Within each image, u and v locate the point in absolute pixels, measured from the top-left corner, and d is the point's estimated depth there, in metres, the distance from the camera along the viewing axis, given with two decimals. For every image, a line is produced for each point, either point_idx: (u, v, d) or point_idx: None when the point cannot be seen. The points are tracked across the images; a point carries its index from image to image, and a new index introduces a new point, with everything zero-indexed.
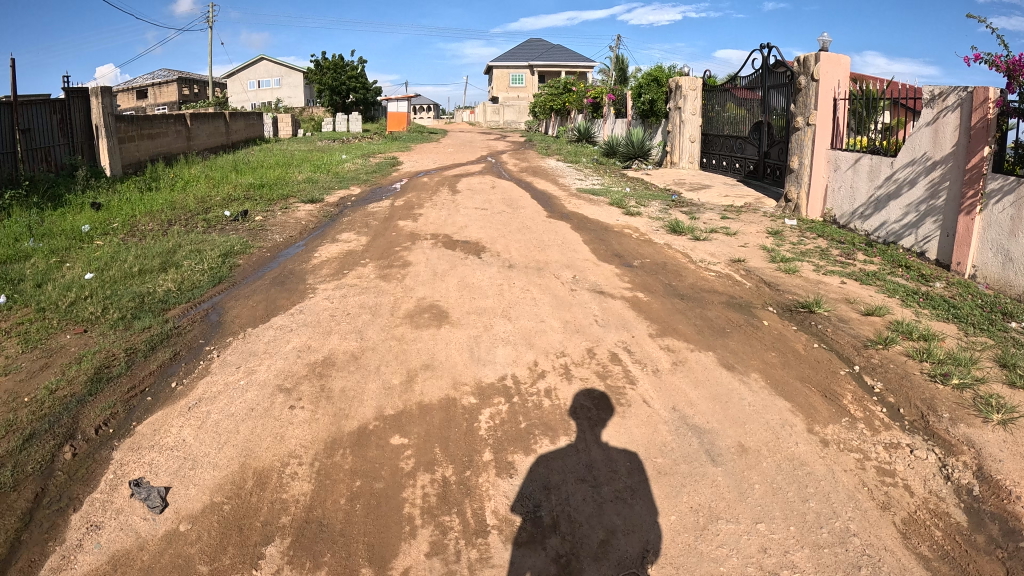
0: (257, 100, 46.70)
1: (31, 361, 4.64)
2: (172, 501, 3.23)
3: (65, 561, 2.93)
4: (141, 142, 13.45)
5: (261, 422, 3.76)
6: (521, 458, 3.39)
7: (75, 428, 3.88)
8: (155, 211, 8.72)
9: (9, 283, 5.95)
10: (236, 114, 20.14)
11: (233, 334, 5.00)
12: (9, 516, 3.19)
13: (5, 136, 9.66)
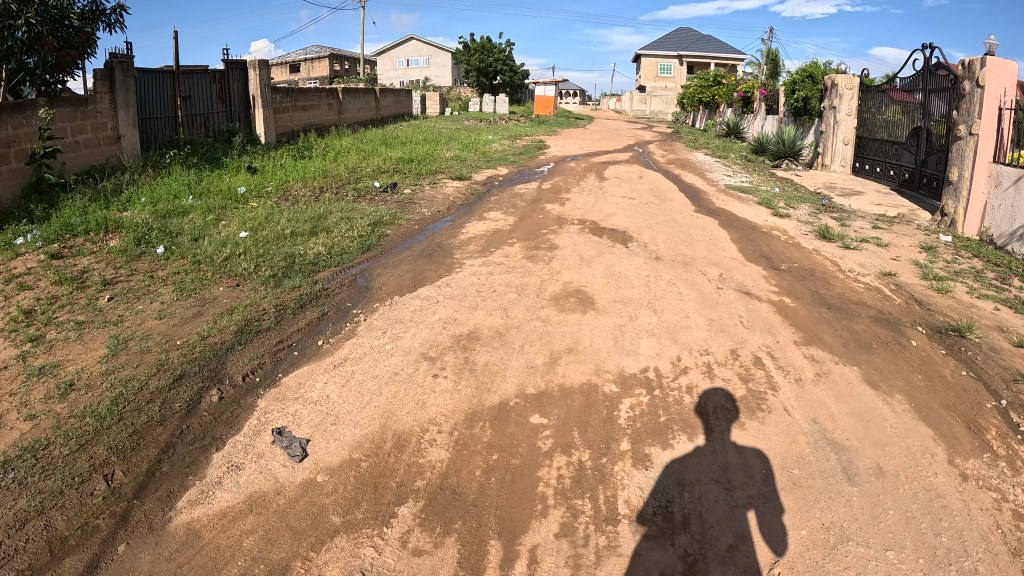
0: (405, 79, 48.27)
1: (186, 308, 5.01)
2: (312, 452, 3.41)
3: (204, 495, 3.18)
4: (295, 114, 14.23)
5: (404, 387, 3.89)
6: (657, 452, 3.35)
7: (222, 373, 4.15)
8: (307, 178, 9.19)
9: (168, 235, 6.44)
10: (388, 90, 20.93)
11: (380, 300, 5.20)
12: (152, 448, 3.49)
13: (169, 102, 10.43)
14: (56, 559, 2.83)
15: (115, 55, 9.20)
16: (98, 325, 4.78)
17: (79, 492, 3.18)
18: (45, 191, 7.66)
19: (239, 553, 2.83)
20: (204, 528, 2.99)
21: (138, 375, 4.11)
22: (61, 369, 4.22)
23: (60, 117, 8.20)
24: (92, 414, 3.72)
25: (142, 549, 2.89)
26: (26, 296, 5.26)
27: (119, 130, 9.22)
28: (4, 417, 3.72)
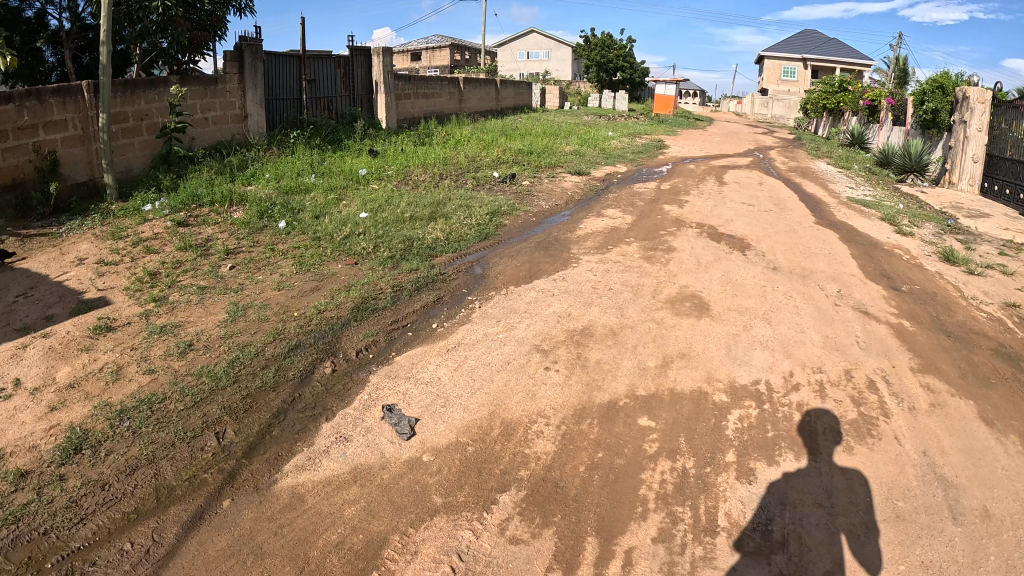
0: (524, 71, 48.54)
1: (304, 282, 5.22)
2: (419, 432, 3.52)
3: (310, 462, 3.34)
4: (417, 100, 14.59)
5: (514, 377, 3.97)
6: (763, 468, 3.26)
7: (336, 347, 4.32)
8: (427, 164, 9.42)
9: (290, 211, 6.74)
10: (510, 81, 21.19)
11: (495, 288, 5.29)
12: (265, 412, 3.70)
13: (294, 85, 10.91)
14: (161, 507, 3.09)
15: (245, 38, 9.67)
16: (219, 291, 5.06)
17: (191, 447, 3.43)
18: (172, 162, 8.26)
19: (340, 522, 2.97)
20: (308, 493, 3.15)
21: (256, 340, 4.33)
22: (182, 329, 4.53)
23: (191, 95, 8.73)
24: (208, 373, 3.99)
25: (246, 506, 3.10)
26: (153, 259, 5.67)
27: (246, 109, 9.72)
28: (126, 368, 4.09)
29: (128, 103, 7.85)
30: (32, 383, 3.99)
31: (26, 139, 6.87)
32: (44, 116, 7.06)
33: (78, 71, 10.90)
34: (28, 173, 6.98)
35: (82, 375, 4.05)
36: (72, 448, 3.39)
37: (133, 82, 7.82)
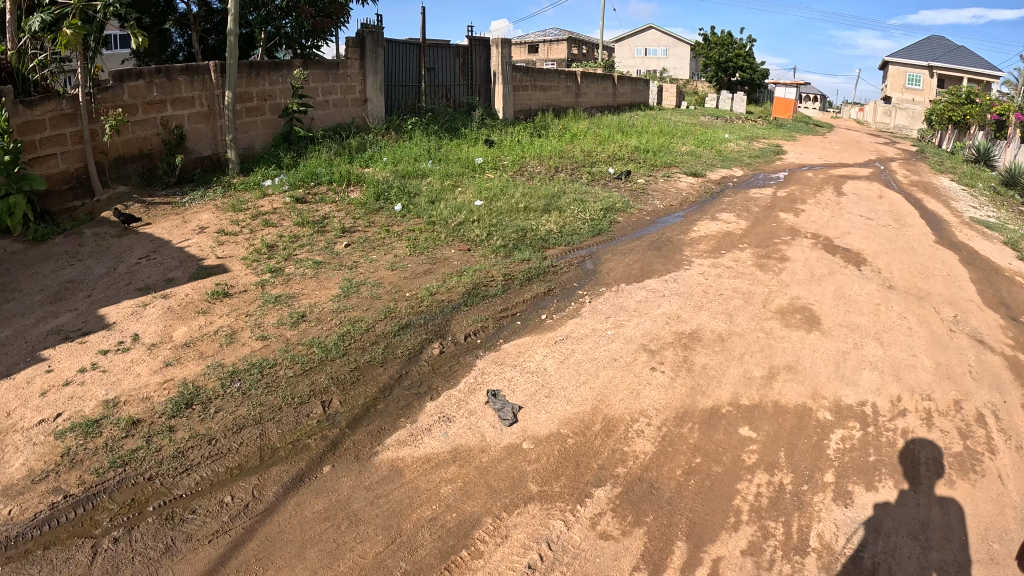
0: (642, 67, 47.80)
1: (417, 265, 5.40)
2: (522, 420, 3.62)
3: (412, 438, 3.50)
4: (534, 93, 14.71)
5: (620, 374, 4.01)
6: (861, 492, 3.13)
7: (446, 329, 4.48)
8: (543, 157, 9.51)
9: (408, 195, 6.97)
10: (627, 77, 20.98)
11: (605, 285, 5.31)
12: (372, 385, 3.89)
13: (413, 73, 11.24)
14: (263, 466, 3.35)
15: (367, 26, 10.01)
16: (333, 267, 5.31)
17: (297, 413, 3.66)
18: (292, 142, 8.72)
19: (436, 498, 3.11)
20: (407, 467, 3.31)
21: (368, 317, 4.53)
22: (296, 301, 4.80)
23: (314, 78, 9.17)
24: (318, 344, 4.22)
25: (346, 474, 3.29)
26: (271, 233, 6.04)
27: (366, 94, 10.08)
28: (241, 333, 4.40)
29: (253, 84, 8.47)
30: (150, 338, 4.41)
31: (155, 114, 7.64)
32: (172, 92, 7.79)
33: (204, 53, 11.63)
34: (157, 145, 7.76)
35: (196, 335, 4.41)
36: (183, 403, 3.73)
37: (258, 64, 8.43)
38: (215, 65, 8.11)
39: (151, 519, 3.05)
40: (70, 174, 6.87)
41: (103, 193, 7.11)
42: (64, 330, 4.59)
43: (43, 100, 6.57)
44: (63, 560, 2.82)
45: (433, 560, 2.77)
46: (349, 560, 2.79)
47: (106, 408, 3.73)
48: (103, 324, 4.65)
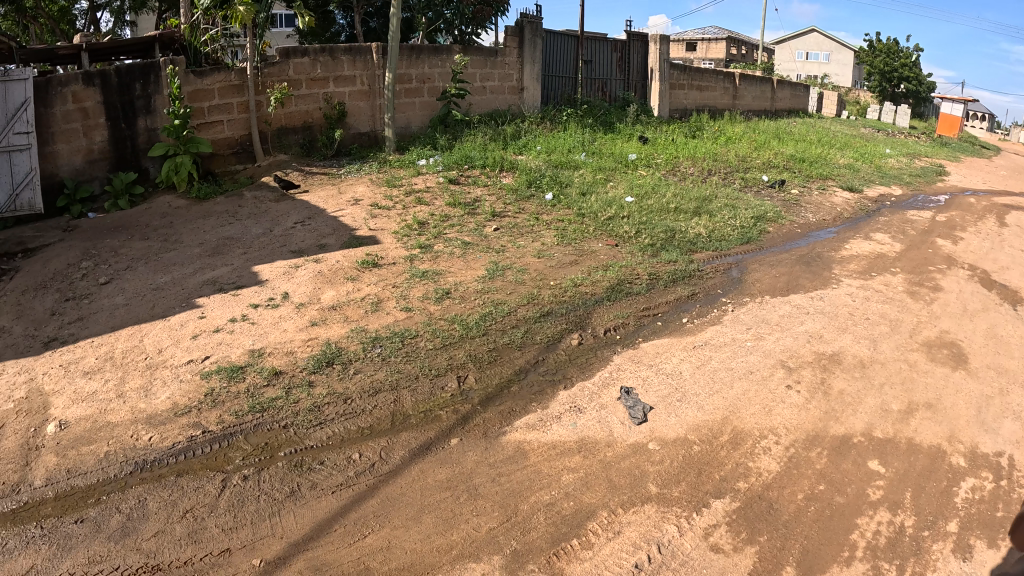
0: (802, 72, 45.57)
1: (563, 254, 5.60)
2: (651, 420, 3.66)
3: (542, 423, 3.65)
4: (691, 92, 14.45)
5: (754, 388, 3.93)
6: (981, 547, 2.87)
7: (586, 321, 4.61)
8: (696, 158, 9.34)
9: (560, 185, 7.11)
10: (788, 81, 20.14)
11: (750, 295, 5.22)
12: (509, 366, 4.12)
13: (570, 64, 11.38)
14: (394, 430, 3.65)
15: (527, 15, 10.20)
16: (480, 249, 5.61)
17: (433, 384, 3.95)
18: (448, 125, 8.98)
19: (556, 485, 3.21)
20: (532, 451, 3.45)
21: (511, 301, 4.76)
22: (441, 277, 5.13)
23: (473, 64, 9.48)
24: (459, 322, 4.50)
25: (472, 449, 3.50)
26: (421, 211, 6.41)
27: (523, 83, 10.29)
28: (386, 304, 4.78)
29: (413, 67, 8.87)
30: (297, 297, 4.93)
31: (317, 90, 8.35)
32: (335, 70, 8.43)
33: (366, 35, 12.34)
34: (317, 118, 8.48)
35: (342, 300, 4.86)
36: (323, 361, 4.17)
37: (419, 48, 8.83)
38: (377, 46, 8.57)
39: (280, 463, 3.49)
40: (234, 141, 7.87)
41: (263, 160, 8.02)
42: (217, 282, 5.30)
43: (214, 72, 7.63)
44: (193, 487, 3.39)
45: (544, 543, 2.87)
46: (463, 530, 2.99)
47: (251, 355, 4.30)
48: (256, 281, 5.27)
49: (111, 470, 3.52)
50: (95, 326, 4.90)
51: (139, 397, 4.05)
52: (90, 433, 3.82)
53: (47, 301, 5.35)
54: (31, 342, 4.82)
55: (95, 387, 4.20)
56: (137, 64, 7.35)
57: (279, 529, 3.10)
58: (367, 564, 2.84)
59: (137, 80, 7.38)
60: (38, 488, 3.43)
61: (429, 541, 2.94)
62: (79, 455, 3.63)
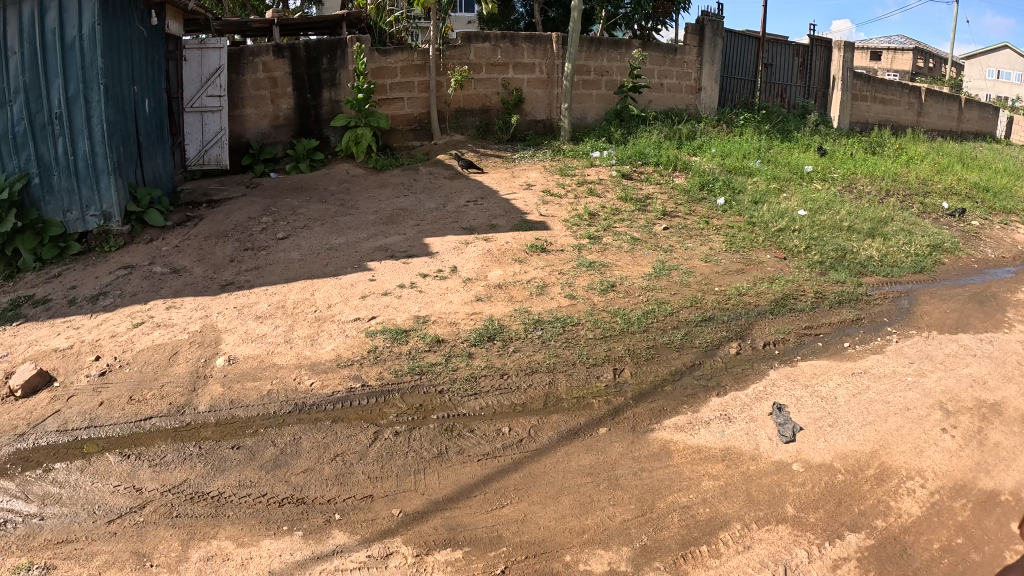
0: (992, 92, 41.89)
1: (731, 261, 5.73)
2: (800, 441, 3.58)
3: (689, 426, 3.71)
4: (872, 104, 14.33)
5: (908, 426, 3.73)
6: None
7: (746, 332, 4.68)
8: (875, 176, 8.86)
9: (732, 191, 7.23)
10: (978, 100, 18.69)
11: (917, 328, 4.97)
12: (666, 367, 4.25)
13: (751, 67, 12.01)
14: (545, 411, 3.87)
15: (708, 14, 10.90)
16: (649, 247, 5.93)
17: (589, 372, 4.17)
18: (623, 119, 9.74)
19: (695, 488, 3.22)
20: (677, 451, 3.49)
21: (674, 302, 4.95)
22: (607, 270, 5.44)
23: (652, 60, 10.23)
24: (621, 316, 4.73)
25: (618, 440, 3.61)
26: (594, 202, 6.95)
27: (701, 84, 10.93)
28: (551, 288, 5.15)
29: (592, 59, 9.69)
30: (465, 273, 5.43)
31: (496, 74, 9.30)
32: (515, 57, 9.31)
33: (543, 25, 12.69)
34: (495, 102, 9.43)
35: (508, 281, 5.28)
36: (485, 335, 4.51)
37: (599, 39, 9.60)
38: (556, 36, 9.39)
39: (432, 425, 3.78)
40: (412, 117, 9.12)
41: (439, 138, 9.16)
42: (389, 250, 5.96)
43: (398, 53, 8.87)
44: (346, 434, 3.75)
45: (674, 544, 2.89)
46: (597, 517, 3.06)
47: (417, 321, 4.73)
48: (427, 253, 5.86)
49: (272, 407, 4.01)
50: (270, 277, 5.64)
51: (306, 345, 4.57)
52: (255, 370, 4.37)
53: (230, 249, 6.30)
54: (209, 283, 5.70)
55: (264, 330, 4.80)
56: (325, 41, 8.77)
57: (422, 486, 3.34)
58: (501, 532, 2.99)
59: (324, 55, 8.84)
60: (200, 413, 4.05)
61: (563, 521, 3.04)
62: (243, 389, 4.18)
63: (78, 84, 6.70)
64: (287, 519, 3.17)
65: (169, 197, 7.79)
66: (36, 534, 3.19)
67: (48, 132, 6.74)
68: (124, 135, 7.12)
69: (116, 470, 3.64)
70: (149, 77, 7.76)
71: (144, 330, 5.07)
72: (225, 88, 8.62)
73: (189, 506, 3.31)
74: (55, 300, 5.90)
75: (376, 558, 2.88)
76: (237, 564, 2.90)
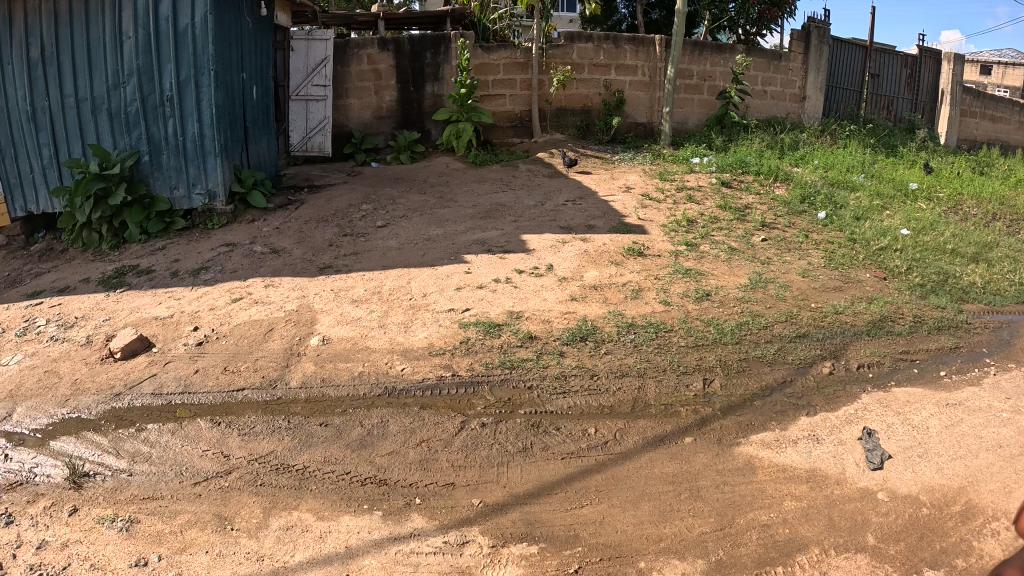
0: None
1: (829, 278, 5.58)
2: (887, 469, 3.44)
3: (776, 443, 3.63)
4: (982, 122, 13.65)
5: (999, 463, 3.48)
6: None
7: (840, 352, 4.54)
8: (982, 198, 8.40)
9: (833, 205, 7.03)
10: None
11: (1018, 361, 4.66)
12: (756, 382, 4.18)
13: (857, 77, 11.62)
14: (632, 416, 3.86)
15: (814, 21, 10.69)
16: (746, 257, 5.87)
17: (679, 380, 4.15)
18: (724, 125, 9.57)
19: (776, 508, 3.15)
20: (762, 468, 3.43)
21: (769, 316, 4.86)
22: (703, 278, 5.44)
23: (755, 67, 10.16)
24: (716, 326, 4.69)
25: (703, 451, 3.58)
26: (692, 208, 6.94)
27: (806, 92, 10.80)
28: (646, 293, 5.17)
29: (695, 63, 9.70)
30: (561, 272, 5.50)
31: (598, 75, 9.34)
32: (618, 59, 9.33)
33: (646, 26, 12.69)
34: (597, 103, 9.47)
35: (603, 283, 5.32)
36: (577, 335, 4.55)
37: (702, 44, 9.63)
38: (660, 39, 9.34)
39: (519, 420, 3.84)
40: (513, 115, 9.33)
41: (538, 136, 9.30)
42: (486, 243, 6.07)
43: (501, 50, 9.10)
44: (434, 421, 3.84)
45: (750, 561, 2.83)
46: (676, 526, 3.04)
47: (511, 316, 4.82)
48: (523, 249, 5.96)
49: (362, 389, 4.14)
50: (367, 263, 5.82)
51: (399, 331, 4.70)
52: (348, 352, 4.52)
53: (330, 234, 6.52)
54: (308, 265, 5.92)
55: (359, 314, 4.97)
56: (428, 36, 8.96)
57: (504, 479, 3.39)
58: (578, 532, 3.01)
59: (428, 49, 9.04)
60: (291, 388, 4.22)
61: (641, 527, 3.04)
62: (335, 368, 4.34)
63: (189, 70, 7.03)
64: (368, 498, 3.28)
65: (271, 179, 8.11)
66: (124, 489, 3.45)
67: (161, 114, 7.16)
68: (232, 119, 7.43)
69: (206, 435, 3.85)
70: (257, 65, 8.10)
71: (242, 305, 5.31)
72: (330, 78, 8.98)
73: (274, 476, 3.47)
74: (158, 271, 6.25)
75: (452, 544, 2.94)
76: (315, 536, 3.01)
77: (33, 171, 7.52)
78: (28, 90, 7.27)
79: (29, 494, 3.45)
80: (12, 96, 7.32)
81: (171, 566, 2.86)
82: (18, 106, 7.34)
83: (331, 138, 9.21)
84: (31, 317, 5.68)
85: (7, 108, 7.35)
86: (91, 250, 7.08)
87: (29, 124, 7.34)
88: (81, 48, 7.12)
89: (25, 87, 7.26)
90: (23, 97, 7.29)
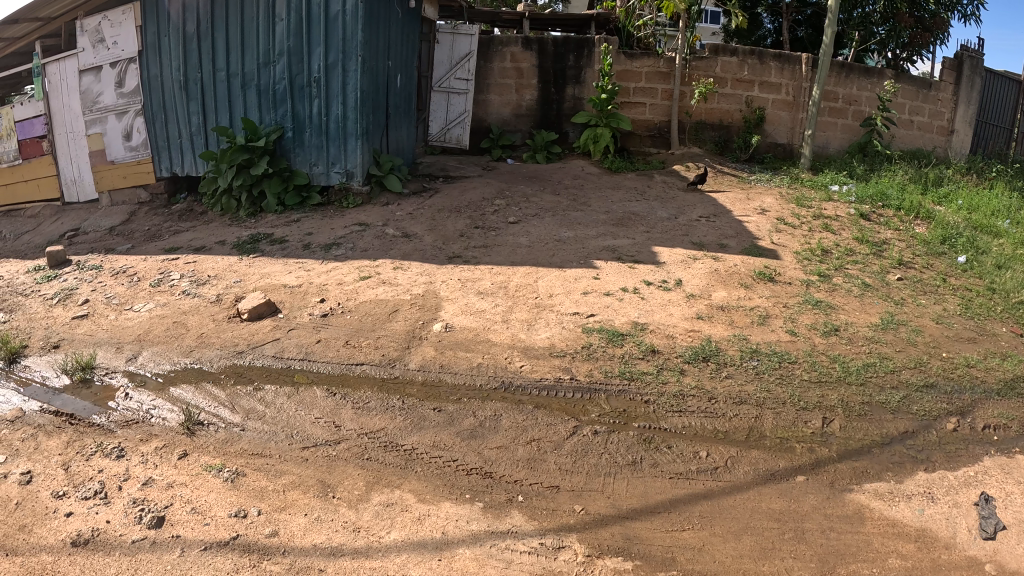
0: None
1: (964, 327, 5.16)
2: (1001, 540, 3.13)
3: (891, 496, 3.41)
4: None
5: None
6: None
7: (970, 410, 4.18)
8: None
9: (975, 249, 6.49)
10: None
11: None
12: (877, 429, 3.93)
13: (1008, 115, 10.93)
14: (746, 445, 3.73)
15: (968, 50, 10.02)
16: (879, 296, 5.53)
17: (797, 415, 3.98)
18: (867, 154, 9.09)
19: (880, 563, 2.95)
20: (872, 520, 3.23)
21: (897, 360, 4.58)
22: (833, 312, 5.19)
23: (904, 94, 9.60)
24: (841, 364, 4.47)
25: (815, 492, 3.41)
26: (827, 238, 6.64)
27: (954, 125, 10.14)
28: (773, 320, 4.99)
29: (841, 85, 9.30)
30: (689, 288, 5.39)
31: (741, 90, 9.09)
32: (762, 75, 9.03)
33: (790, 44, 12.25)
34: (737, 120, 9.22)
35: (731, 304, 5.17)
36: (700, 355, 4.45)
37: (850, 66, 9.21)
38: (808, 57, 8.92)
39: (632, 432, 3.79)
40: (652, 124, 9.27)
41: (676, 147, 9.18)
42: (616, 251, 6.03)
43: (645, 58, 9.04)
44: (547, 422, 3.85)
45: None
46: (775, 566, 2.91)
47: (634, 327, 4.77)
48: (653, 261, 5.87)
49: (479, 379, 4.22)
50: (494, 257, 5.93)
51: (522, 328, 4.75)
52: (468, 342, 4.62)
53: (461, 225, 6.67)
54: (436, 253, 6.09)
55: (483, 306, 5.06)
56: (572, 39, 8.98)
57: (609, 489, 3.36)
58: (675, 555, 2.94)
59: (571, 52, 9.06)
60: (409, 369, 4.35)
61: (740, 561, 2.92)
62: (454, 356, 4.44)
63: (338, 54, 7.30)
64: (472, 488, 3.33)
65: (407, 166, 8.37)
66: (234, 442, 3.67)
67: (307, 94, 7.53)
68: (375, 104, 7.68)
69: (323, 404, 4.03)
70: (402, 55, 8.38)
71: (369, 284, 5.51)
72: (471, 72, 9.21)
73: (380, 453, 3.59)
74: (290, 241, 6.60)
75: (547, 547, 2.94)
76: (414, 516, 3.09)
77: (183, 136, 8.18)
78: (183, 63, 7.95)
79: (144, 433, 3.76)
80: (168, 66, 8.06)
81: (269, 521, 3.01)
82: (174, 76, 8.06)
83: (469, 131, 9.46)
84: (167, 270, 6.15)
85: (162, 77, 8.12)
86: (229, 214, 7.65)
87: (183, 94, 8.03)
88: (238, 28, 7.63)
89: (181, 60, 7.95)
90: (179, 68, 7.98)
